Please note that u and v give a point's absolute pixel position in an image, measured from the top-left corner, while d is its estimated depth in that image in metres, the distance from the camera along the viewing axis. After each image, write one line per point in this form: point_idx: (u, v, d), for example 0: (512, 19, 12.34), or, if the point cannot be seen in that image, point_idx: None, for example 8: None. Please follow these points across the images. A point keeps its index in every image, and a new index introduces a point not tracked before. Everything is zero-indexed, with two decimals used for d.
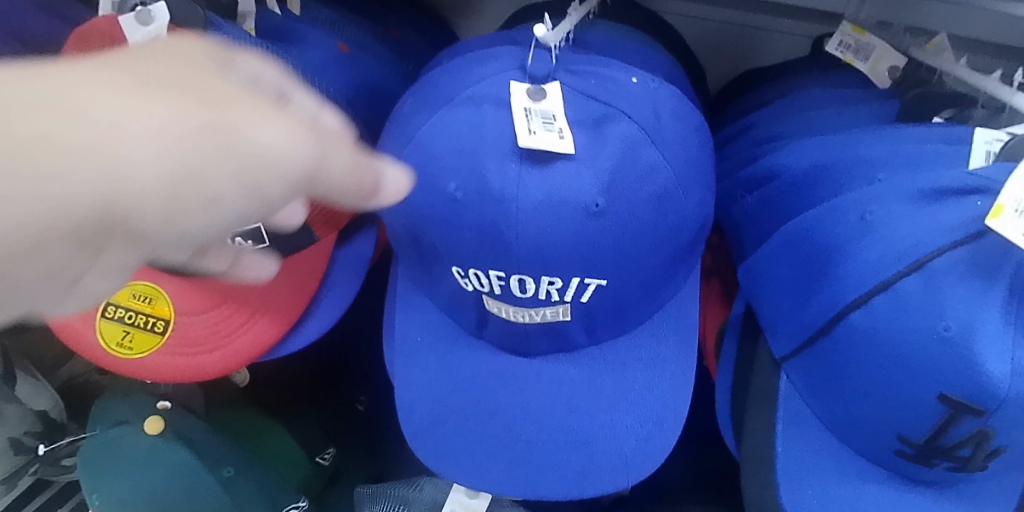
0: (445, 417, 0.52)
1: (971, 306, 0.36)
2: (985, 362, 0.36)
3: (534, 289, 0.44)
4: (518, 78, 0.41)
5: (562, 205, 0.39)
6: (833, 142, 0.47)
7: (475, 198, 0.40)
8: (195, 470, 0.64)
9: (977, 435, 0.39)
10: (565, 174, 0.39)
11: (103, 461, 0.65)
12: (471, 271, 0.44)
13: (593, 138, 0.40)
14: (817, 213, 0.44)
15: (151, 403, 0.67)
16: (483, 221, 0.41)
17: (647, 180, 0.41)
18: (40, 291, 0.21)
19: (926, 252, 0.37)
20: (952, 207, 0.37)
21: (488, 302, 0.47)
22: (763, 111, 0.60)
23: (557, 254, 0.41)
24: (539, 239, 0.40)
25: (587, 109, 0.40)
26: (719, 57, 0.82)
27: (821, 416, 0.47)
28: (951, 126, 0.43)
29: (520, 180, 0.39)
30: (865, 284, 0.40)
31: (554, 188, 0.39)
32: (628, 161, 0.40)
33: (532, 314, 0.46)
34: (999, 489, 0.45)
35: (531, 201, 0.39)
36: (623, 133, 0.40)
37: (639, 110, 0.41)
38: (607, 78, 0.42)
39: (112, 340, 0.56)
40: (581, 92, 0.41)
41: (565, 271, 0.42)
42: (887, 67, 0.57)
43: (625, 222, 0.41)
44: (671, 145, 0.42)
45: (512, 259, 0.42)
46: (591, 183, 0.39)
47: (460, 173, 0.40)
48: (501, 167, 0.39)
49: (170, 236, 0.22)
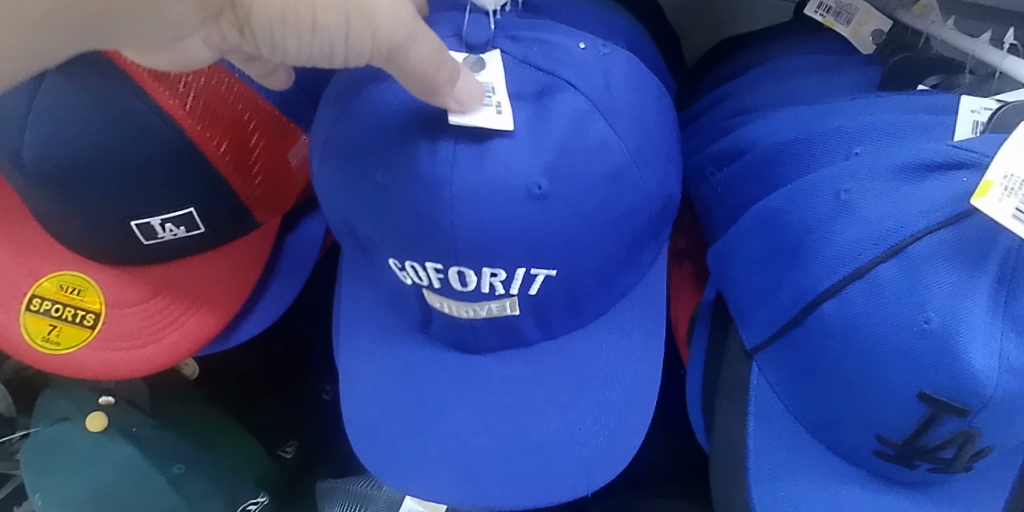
0: (401, 415, 0.49)
1: (957, 297, 0.33)
2: (969, 358, 0.33)
3: (477, 281, 0.40)
4: (454, 46, 0.37)
5: (500, 189, 0.36)
6: (807, 114, 0.43)
7: (406, 182, 0.37)
8: (139, 469, 0.60)
9: (961, 436, 0.36)
10: (503, 153, 0.36)
11: (44, 458, 0.60)
12: (408, 264, 0.41)
13: (535, 113, 0.36)
14: (789, 191, 0.40)
15: (94, 398, 0.63)
16: (415, 209, 0.37)
17: (597, 158, 0.38)
18: (143, 37, 0.20)
19: (904, 236, 0.34)
20: (934, 186, 0.34)
21: (431, 297, 0.43)
22: (738, 80, 0.56)
23: (499, 244, 0.37)
24: (478, 229, 0.37)
25: (530, 80, 0.37)
26: (695, 25, 0.78)
27: (796, 413, 0.44)
28: (935, 94, 0.40)
29: (452, 161, 0.35)
30: (838, 271, 0.36)
31: (490, 171, 0.36)
32: (575, 137, 0.37)
33: (478, 310, 0.43)
34: (977, 485, 0.43)
35: (467, 184, 0.36)
36: (569, 106, 0.37)
37: (590, 81, 0.38)
38: (553, 43, 0.38)
39: (37, 335, 0.52)
40: (524, 60, 0.37)
41: (508, 263, 0.39)
42: (870, 31, 0.53)
43: (574, 207, 0.38)
44: (623, 119, 0.39)
45: (449, 251, 0.38)
46: (534, 163, 0.36)
47: (392, 154, 0.37)
48: (434, 145, 0.35)
49: (287, 56, 0.23)
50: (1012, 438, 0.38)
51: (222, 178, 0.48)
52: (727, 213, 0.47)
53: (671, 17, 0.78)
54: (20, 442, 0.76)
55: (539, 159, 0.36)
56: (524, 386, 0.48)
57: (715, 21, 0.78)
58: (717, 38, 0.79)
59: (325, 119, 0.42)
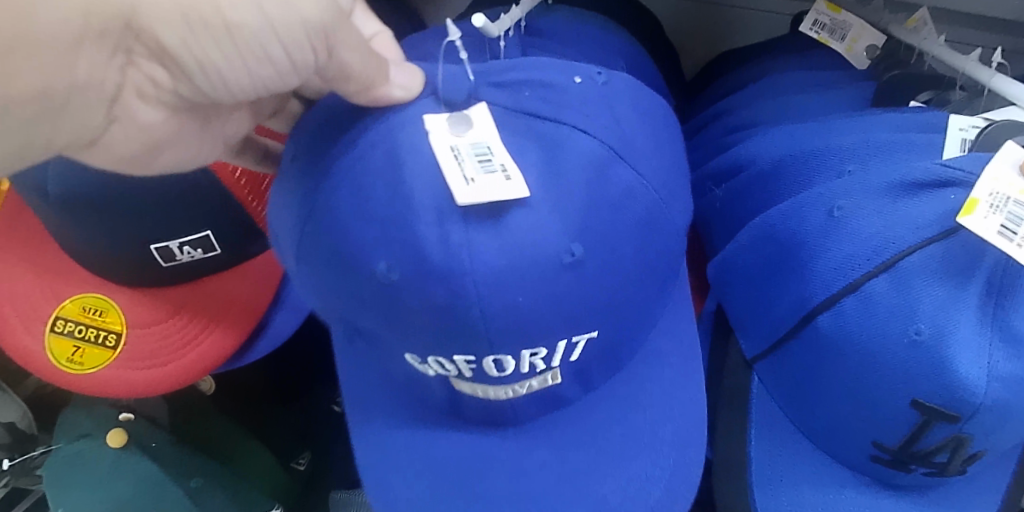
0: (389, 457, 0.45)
1: (946, 309, 0.34)
2: (958, 368, 0.34)
3: (515, 365, 0.36)
4: (431, 110, 0.29)
5: (533, 266, 0.30)
6: (802, 132, 0.44)
7: (408, 277, 0.30)
8: (158, 483, 0.62)
9: (953, 441, 0.37)
10: (524, 229, 0.29)
11: (64, 473, 0.62)
12: (430, 358, 0.36)
13: (549, 177, 0.29)
14: (784, 208, 0.41)
15: (114, 415, 0.64)
16: (434, 304, 0.31)
17: (627, 206, 0.32)
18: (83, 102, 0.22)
19: (895, 251, 0.35)
20: (925, 203, 0.35)
21: (458, 383, 0.39)
22: (735, 96, 0.58)
23: (536, 324, 0.32)
24: (510, 313, 0.31)
25: (535, 135, 0.30)
26: (693, 41, 0.80)
27: (796, 421, 0.45)
28: (927, 111, 0.41)
29: (469, 248, 0.29)
30: (833, 285, 0.38)
31: (514, 248, 0.29)
32: (604, 190, 0.31)
33: (515, 387, 0.39)
34: (972, 487, 0.44)
35: (492, 272, 0.29)
36: (586, 154, 0.30)
37: (592, 117, 0.31)
38: (545, 83, 0.31)
39: (62, 356, 0.54)
40: (517, 111, 0.30)
41: (549, 340, 0.34)
42: (865, 47, 0.55)
43: (609, 269, 0.32)
44: (645, 158, 0.33)
45: (483, 341, 0.33)
46: (566, 232, 0.30)
47: (391, 252, 0.30)
48: (441, 228, 0.28)
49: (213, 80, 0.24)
50: (1004, 442, 0.39)
51: (238, 203, 0.49)
52: (727, 227, 0.48)
53: (671, 33, 0.80)
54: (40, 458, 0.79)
55: (568, 225, 0.30)
56: (540, 434, 0.44)
57: (713, 33, 0.80)
58: (715, 49, 0.81)
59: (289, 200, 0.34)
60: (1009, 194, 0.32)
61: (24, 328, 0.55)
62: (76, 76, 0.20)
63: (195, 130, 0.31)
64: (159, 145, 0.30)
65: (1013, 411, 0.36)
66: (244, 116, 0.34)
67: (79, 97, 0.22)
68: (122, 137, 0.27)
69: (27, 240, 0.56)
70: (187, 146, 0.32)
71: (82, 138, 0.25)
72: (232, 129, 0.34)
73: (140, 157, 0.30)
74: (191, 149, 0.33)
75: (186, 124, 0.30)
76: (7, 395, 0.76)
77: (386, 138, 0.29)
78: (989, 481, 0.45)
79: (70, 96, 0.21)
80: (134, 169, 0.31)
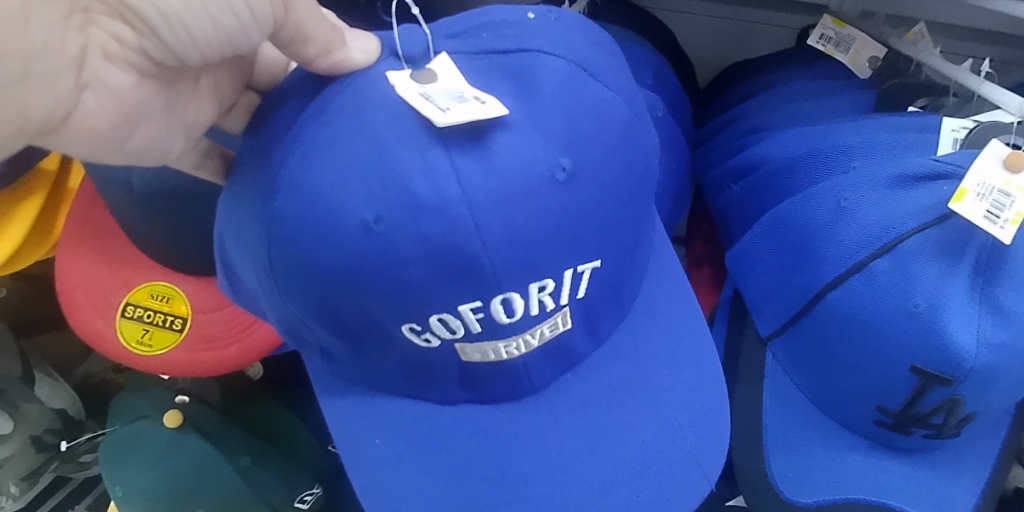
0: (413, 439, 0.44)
1: (941, 284, 0.39)
2: (951, 335, 0.39)
3: (525, 306, 0.35)
4: (394, 67, 0.30)
5: (526, 180, 0.31)
6: (812, 134, 0.49)
7: (401, 221, 0.30)
8: (213, 461, 0.67)
9: (948, 404, 0.42)
10: (509, 146, 0.31)
11: (124, 452, 0.67)
12: (431, 321, 0.35)
13: (524, 96, 0.32)
14: (797, 201, 0.47)
15: (170, 397, 0.70)
16: (428, 241, 0.31)
17: (602, 120, 0.34)
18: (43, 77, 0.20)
19: (896, 235, 0.41)
20: (922, 193, 0.40)
21: (466, 350, 0.38)
22: (747, 103, 0.63)
23: (537, 249, 0.33)
24: (512, 233, 0.32)
25: (503, 69, 0.32)
26: (704, 52, 0.87)
27: (805, 391, 0.51)
28: (923, 115, 0.46)
29: (457, 172, 0.30)
30: (841, 266, 0.43)
31: (503, 168, 0.30)
32: (579, 105, 0.33)
33: (526, 339, 0.38)
34: (967, 451, 0.49)
35: (485, 192, 0.30)
36: (555, 73, 0.33)
37: (558, 43, 0.34)
38: (502, 23, 0.34)
39: (132, 338, 0.58)
40: (478, 52, 0.32)
41: (556, 268, 0.35)
42: (867, 58, 0.60)
43: (599, 183, 0.34)
44: (608, 74, 0.36)
45: (488, 280, 0.33)
46: (549, 144, 0.32)
47: (377, 198, 0.30)
48: (424, 159, 0.29)
49: (179, 37, 0.22)
50: (991, 406, 0.44)
51: None
52: (745, 220, 0.53)
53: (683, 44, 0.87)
54: (85, 445, 0.81)
55: (549, 139, 0.32)
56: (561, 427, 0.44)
57: (724, 46, 0.85)
58: (726, 61, 0.87)
59: (257, 183, 0.33)
60: (994, 185, 0.37)
61: (96, 313, 0.59)
62: (37, 41, 0.19)
63: (160, 100, 0.29)
64: (134, 122, 0.28)
65: (997, 375, 0.41)
66: (207, 98, 0.33)
67: (46, 62, 0.20)
68: (95, 111, 0.25)
69: (100, 233, 0.61)
70: (158, 119, 0.30)
71: (56, 116, 0.23)
72: (194, 114, 0.33)
73: (111, 132, 0.27)
74: (163, 125, 0.31)
75: (150, 92, 0.27)
76: (59, 383, 0.80)
77: (356, 95, 0.29)
78: (983, 446, 0.50)
79: (31, 65, 0.19)
80: (107, 153, 0.29)
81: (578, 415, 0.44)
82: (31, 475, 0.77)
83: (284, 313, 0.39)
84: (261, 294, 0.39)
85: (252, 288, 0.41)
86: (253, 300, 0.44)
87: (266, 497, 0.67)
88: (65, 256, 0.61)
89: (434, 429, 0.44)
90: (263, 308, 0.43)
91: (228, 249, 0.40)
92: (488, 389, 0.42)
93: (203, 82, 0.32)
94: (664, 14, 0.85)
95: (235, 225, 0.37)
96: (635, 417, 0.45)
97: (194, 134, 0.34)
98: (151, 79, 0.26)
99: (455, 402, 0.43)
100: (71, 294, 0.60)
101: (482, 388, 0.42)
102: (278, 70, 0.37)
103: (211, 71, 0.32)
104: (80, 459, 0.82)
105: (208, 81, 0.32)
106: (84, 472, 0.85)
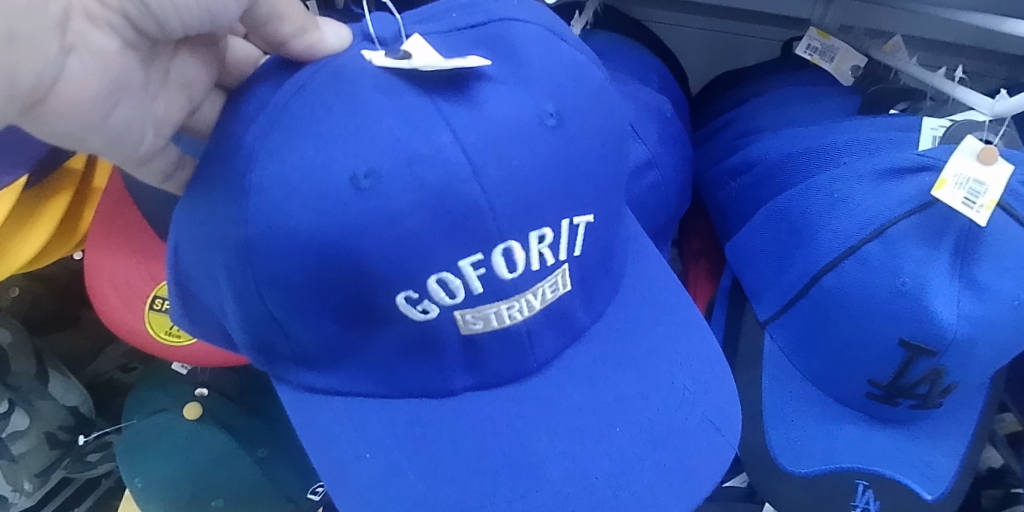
0: (410, 443, 0.43)
1: (925, 264, 0.45)
2: (933, 308, 0.45)
3: (526, 258, 0.36)
4: (369, 48, 0.33)
5: (520, 123, 0.34)
6: (803, 134, 0.54)
7: (391, 171, 0.31)
8: (232, 453, 0.68)
9: (932, 373, 0.49)
10: (495, 96, 0.34)
11: (142, 447, 0.69)
12: (431, 285, 0.35)
13: (504, 56, 0.36)
14: (792, 194, 0.51)
15: (190, 390, 0.72)
16: (423, 189, 0.31)
17: (579, 76, 0.38)
18: (31, 42, 0.21)
19: (885, 221, 0.46)
20: (908, 183, 0.45)
21: (467, 319, 0.38)
22: (740, 108, 0.67)
23: (535, 196, 0.35)
24: (511, 177, 0.33)
25: (477, 38, 0.36)
26: (697, 61, 0.92)
27: (802, 370, 0.56)
28: (901, 116, 0.51)
29: (446, 120, 0.32)
30: (835, 251, 0.48)
31: (497, 118, 0.33)
32: (555, 63, 0.37)
33: (528, 299, 0.39)
34: (936, 418, 0.55)
35: (479, 134, 0.33)
36: (528, 33, 0.37)
37: (524, 12, 0.39)
38: (465, 6, 0.38)
39: (161, 329, 0.61)
40: (451, 29, 0.36)
41: (553, 218, 0.36)
42: (849, 67, 0.65)
43: (585, 132, 0.38)
44: (574, 39, 0.41)
45: (491, 228, 0.34)
46: (535, 93, 0.35)
47: (366, 153, 0.31)
48: (407, 107, 0.31)
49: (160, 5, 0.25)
50: (967, 377, 0.51)
51: None
52: (743, 215, 0.57)
53: (678, 54, 0.92)
54: (94, 443, 0.79)
55: (533, 90, 0.35)
56: (572, 405, 0.44)
57: (715, 56, 0.91)
58: (718, 71, 0.92)
59: (229, 177, 0.34)
60: (971, 176, 0.42)
61: (126, 306, 0.61)
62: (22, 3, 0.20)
63: (140, 77, 0.29)
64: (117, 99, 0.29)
65: (978, 347, 0.47)
66: (178, 92, 0.34)
67: (30, 21, 0.21)
68: (80, 81, 0.25)
69: (128, 232, 0.62)
70: (136, 97, 0.30)
71: (43, 80, 0.23)
72: (164, 108, 0.33)
73: (97, 107, 0.27)
74: (142, 104, 0.31)
75: (132, 65, 0.28)
76: (70, 380, 0.76)
77: (338, 72, 0.32)
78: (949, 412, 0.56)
79: (18, 27, 0.20)
80: (95, 132, 0.29)
81: (582, 388, 0.45)
82: (43, 472, 0.73)
83: (255, 311, 0.38)
84: (230, 298, 0.38)
85: (217, 305, 0.42)
86: (216, 311, 0.43)
87: (282, 491, 0.69)
88: (93, 253, 0.62)
89: (429, 431, 0.43)
90: (227, 317, 0.41)
91: (193, 256, 0.40)
92: (490, 368, 0.42)
93: (173, 74, 0.33)
94: (658, 28, 0.90)
95: (202, 217, 0.37)
96: (645, 390, 0.47)
97: (164, 131, 0.34)
98: (133, 49, 0.27)
99: (457, 392, 0.43)
100: (99, 286, 0.62)
101: (482, 369, 0.42)
102: (248, 64, 0.38)
103: (183, 52, 0.33)
104: (86, 458, 0.79)
105: (178, 73, 0.33)
106: (88, 472, 0.82)
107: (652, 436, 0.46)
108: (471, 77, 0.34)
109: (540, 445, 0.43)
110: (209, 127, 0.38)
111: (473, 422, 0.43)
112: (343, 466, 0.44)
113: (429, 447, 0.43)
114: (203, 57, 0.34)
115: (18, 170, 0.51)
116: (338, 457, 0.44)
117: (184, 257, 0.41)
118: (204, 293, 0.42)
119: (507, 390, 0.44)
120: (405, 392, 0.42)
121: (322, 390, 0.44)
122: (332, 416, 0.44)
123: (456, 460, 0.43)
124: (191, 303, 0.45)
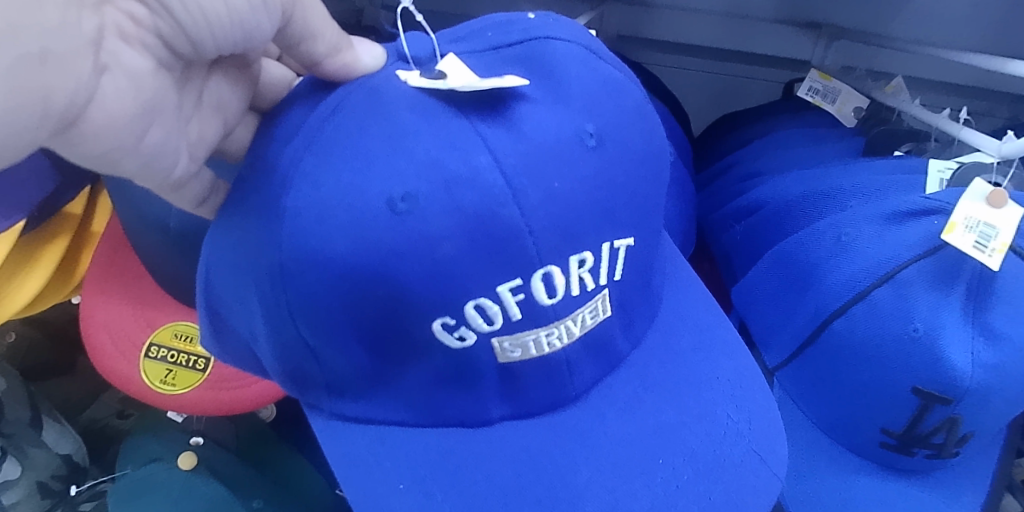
0: (434, 487, 0.41)
1: (937, 311, 0.44)
2: (949, 356, 0.44)
3: (566, 284, 0.35)
4: (404, 67, 0.33)
5: (558, 143, 0.33)
6: (809, 176, 0.53)
7: (430, 194, 0.30)
8: (224, 503, 0.66)
9: (948, 422, 0.47)
10: (532, 115, 0.33)
11: (137, 495, 0.66)
12: (468, 313, 0.34)
13: (540, 78, 0.35)
14: (798, 238, 0.51)
15: (185, 439, 0.70)
16: (465, 214, 0.31)
17: (617, 95, 0.37)
18: (68, 57, 0.20)
19: (894, 266, 0.45)
20: (916, 227, 0.44)
21: (504, 346, 0.36)
22: (746, 149, 0.67)
23: (578, 219, 0.34)
24: (553, 200, 0.33)
25: (513, 57, 0.35)
26: (699, 103, 0.93)
27: (815, 419, 0.54)
28: (908, 158, 0.50)
29: (484, 139, 0.31)
30: (843, 297, 0.47)
31: (534, 140, 0.32)
32: (593, 84, 0.36)
33: (568, 326, 0.37)
34: (954, 467, 0.53)
35: (517, 158, 0.32)
36: (567, 51, 0.36)
37: (563, 30, 0.38)
38: (498, 26, 0.37)
39: (156, 379, 0.60)
40: (486, 48, 0.35)
41: (594, 241, 0.35)
42: (852, 108, 0.66)
43: (625, 153, 0.37)
44: (611, 57, 0.40)
45: (532, 256, 0.33)
46: (573, 115, 0.34)
47: (404, 176, 0.30)
48: (449, 129, 0.31)
49: (194, 18, 0.24)
50: (985, 426, 0.49)
51: None
52: (750, 257, 0.56)
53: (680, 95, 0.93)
54: (85, 492, 0.74)
55: (571, 110, 0.34)
56: (603, 444, 0.42)
57: (717, 100, 0.92)
58: (718, 113, 0.93)
59: (261, 200, 0.33)
60: (980, 218, 0.42)
61: (120, 355, 0.60)
62: (54, 21, 0.19)
63: (174, 98, 0.28)
64: (148, 131, 0.27)
65: (994, 395, 0.46)
66: (212, 115, 0.33)
67: (62, 40, 0.19)
68: (113, 103, 0.24)
69: (129, 279, 0.63)
70: (171, 122, 0.29)
71: (76, 103, 0.22)
72: (197, 132, 0.32)
73: (130, 131, 0.26)
74: (176, 129, 0.30)
75: (167, 86, 0.27)
76: (65, 428, 0.73)
77: (376, 90, 0.31)
78: (967, 463, 0.54)
79: (48, 44, 0.19)
80: (129, 164, 0.28)
81: (621, 424, 0.43)
82: None
83: (287, 339, 0.37)
84: (262, 324, 0.37)
85: (245, 331, 0.41)
86: (246, 337, 0.41)
87: None
88: (90, 301, 0.62)
89: (461, 462, 0.41)
90: (257, 343, 0.40)
91: (223, 281, 0.39)
92: (526, 397, 0.40)
93: (207, 96, 0.32)
94: (661, 70, 0.91)
95: (233, 242, 0.36)
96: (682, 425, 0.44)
97: (197, 155, 0.33)
98: (167, 71, 0.26)
99: (491, 421, 0.41)
100: (95, 334, 0.61)
101: (521, 398, 0.40)
102: (282, 87, 0.37)
103: (217, 74, 0.32)
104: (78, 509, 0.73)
105: (212, 95, 0.32)
106: None
107: (700, 467, 0.44)
108: (509, 96, 0.33)
109: (580, 482, 0.41)
110: (241, 151, 0.37)
111: (506, 454, 0.41)
112: (372, 496, 0.42)
113: (443, 497, 0.41)
114: (234, 80, 0.33)
115: (15, 217, 0.50)
116: (360, 494, 0.42)
117: (213, 282, 0.40)
118: (233, 318, 0.41)
119: (544, 418, 0.42)
120: (438, 421, 0.41)
121: (352, 418, 0.42)
122: (364, 447, 0.42)
123: (485, 499, 0.41)
124: (220, 329, 0.43)
